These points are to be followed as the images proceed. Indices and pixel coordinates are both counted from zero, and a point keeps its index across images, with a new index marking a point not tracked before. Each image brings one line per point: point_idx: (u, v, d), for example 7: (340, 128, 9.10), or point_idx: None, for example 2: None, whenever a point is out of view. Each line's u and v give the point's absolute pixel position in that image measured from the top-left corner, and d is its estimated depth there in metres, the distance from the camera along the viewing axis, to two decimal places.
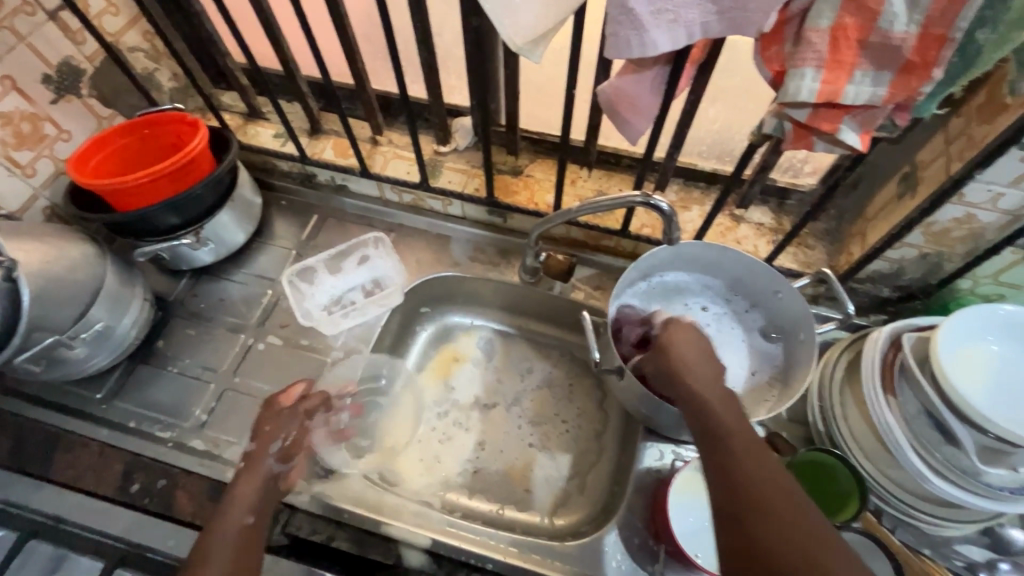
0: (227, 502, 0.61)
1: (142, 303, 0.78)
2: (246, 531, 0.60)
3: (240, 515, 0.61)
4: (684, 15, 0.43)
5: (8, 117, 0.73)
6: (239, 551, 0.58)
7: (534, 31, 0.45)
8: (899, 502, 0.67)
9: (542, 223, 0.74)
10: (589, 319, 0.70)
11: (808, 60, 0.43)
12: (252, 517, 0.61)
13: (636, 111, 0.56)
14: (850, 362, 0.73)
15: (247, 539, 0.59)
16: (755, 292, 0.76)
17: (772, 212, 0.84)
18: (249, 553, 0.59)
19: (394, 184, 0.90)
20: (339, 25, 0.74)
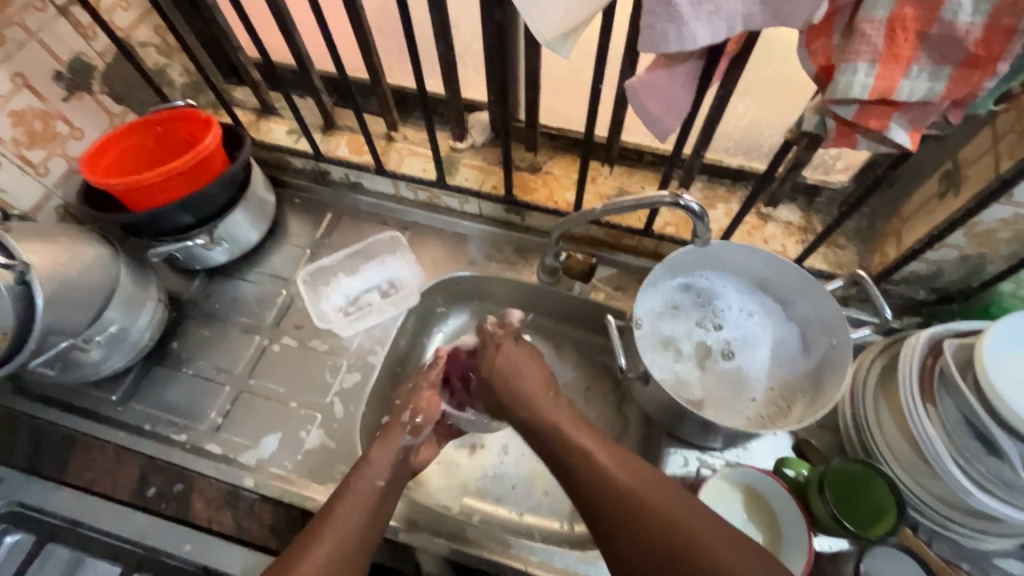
0: (364, 462, 0.65)
1: (156, 304, 0.77)
2: (380, 493, 0.62)
3: (372, 478, 0.63)
4: (726, 6, 0.41)
5: (20, 115, 0.72)
6: (372, 515, 0.60)
7: (565, 25, 0.43)
8: (936, 514, 0.64)
9: (563, 223, 0.71)
10: (612, 323, 0.68)
11: (861, 53, 0.40)
12: (380, 480, 0.64)
13: (666, 108, 0.54)
14: (884, 367, 0.70)
15: (380, 509, 0.61)
16: (785, 292, 0.74)
17: (801, 211, 0.81)
18: (377, 521, 0.61)
19: (409, 181, 0.88)
20: (354, 18, 0.72)
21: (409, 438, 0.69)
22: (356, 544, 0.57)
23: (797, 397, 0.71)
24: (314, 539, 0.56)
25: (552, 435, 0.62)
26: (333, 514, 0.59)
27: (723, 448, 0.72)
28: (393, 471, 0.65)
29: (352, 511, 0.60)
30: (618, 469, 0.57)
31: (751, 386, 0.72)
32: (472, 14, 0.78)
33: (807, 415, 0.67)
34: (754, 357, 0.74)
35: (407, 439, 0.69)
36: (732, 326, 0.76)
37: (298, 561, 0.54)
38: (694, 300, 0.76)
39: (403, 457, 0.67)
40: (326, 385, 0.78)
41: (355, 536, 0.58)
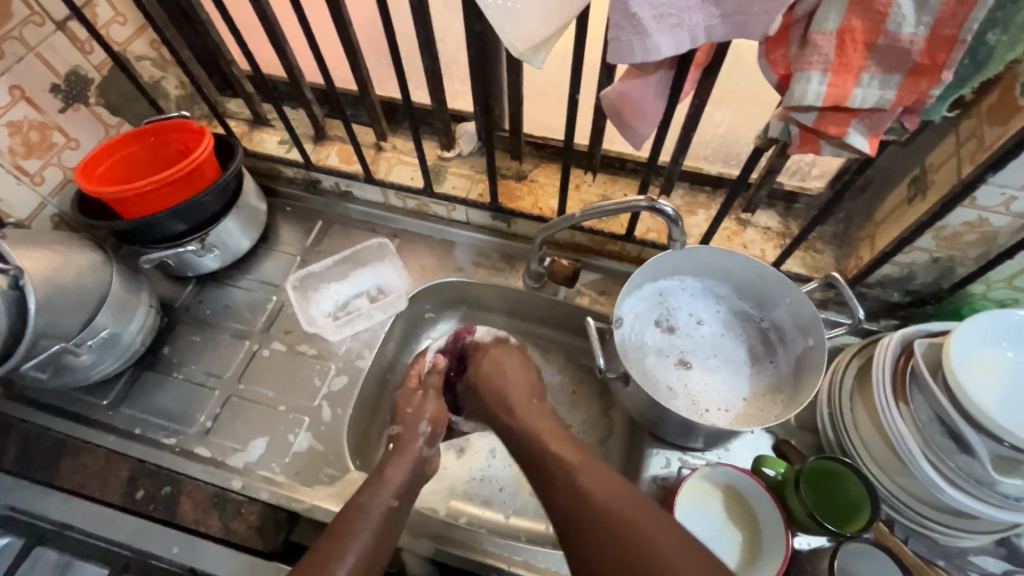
0: (378, 481, 0.66)
1: (147, 310, 0.79)
2: (389, 514, 0.63)
3: (384, 499, 0.64)
4: (687, 19, 0.43)
5: (17, 126, 0.74)
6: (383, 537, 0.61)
7: (536, 36, 0.45)
8: (911, 511, 0.66)
9: (546, 229, 0.73)
10: (593, 326, 0.69)
11: (814, 63, 0.42)
12: (395, 500, 0.64)
13: (639, 116, 0.56)
14: (860, 367, 0.72)
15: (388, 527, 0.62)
16: (761, 294, 0.76)
17: (779, 216, 0.83)
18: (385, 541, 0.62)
19: (398, 189, 0.90)
20: (342, 32, 0.75)
21: (425, 446, 0.72)
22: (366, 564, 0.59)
23: (772, 403, 0.73)
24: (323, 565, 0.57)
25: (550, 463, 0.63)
26: (346, 538, 0.60)
27: (705, 449, 0.73)
28: (404, 489, 0.66)
29: (360, 532, 0.60)
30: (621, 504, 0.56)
31: (710, 398, 0.73)
32: (457, 28, 0.81)
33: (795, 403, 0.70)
34: (706, 368, 0.75)
35: (424, 448, 0.72)
36: (684, 334, 0.77)
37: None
38: (654, 312, 0.78)
39: (420, 463, 0.70)
40: (314, 389, 0.80)
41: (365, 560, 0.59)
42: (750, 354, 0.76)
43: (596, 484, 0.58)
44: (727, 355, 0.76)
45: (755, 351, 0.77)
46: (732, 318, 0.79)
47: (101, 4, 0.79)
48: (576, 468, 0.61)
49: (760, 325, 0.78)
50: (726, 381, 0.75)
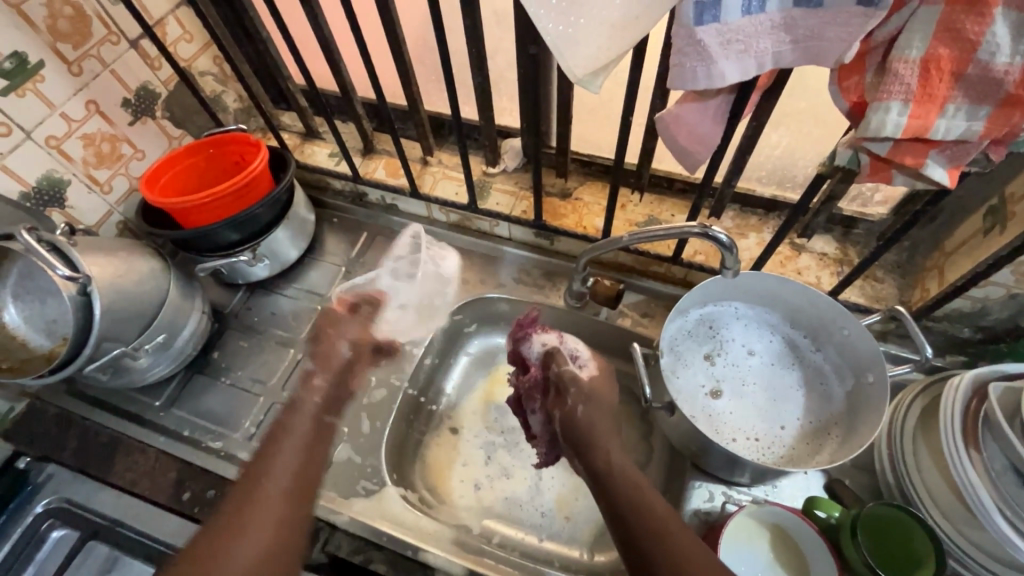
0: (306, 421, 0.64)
1: (200, 316, 0.82)
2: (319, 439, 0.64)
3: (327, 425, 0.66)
4: (755, 45, 0.42)
5: (91, 138, 0.78)
6: (305, 466, 0.60)
7: (596, 62, 0.43)
8: (981, 568, 0.60)
9: (591, 249, 0.72)
10: (638, 350, 0.67)
11: (894, 92, 0.39)
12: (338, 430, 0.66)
13: (695, 140, 0.54)
14: (924, 408, 0.68)
15: (310, 459, 0.61)
16: (816, 326, 0.73)
17: (836, 242, 0.79)
18: (307, 471, 0.59)
19: (443, 204, 0.91)
20: (396, 49, 0.76)
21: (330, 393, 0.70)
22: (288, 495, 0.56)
23: (815, 452, 0.69)
24: (241, 525, 0.52)
25: (628, 486, 0.58)
26: (263, 482, 0.56)
27: (751, 484, 0.70)
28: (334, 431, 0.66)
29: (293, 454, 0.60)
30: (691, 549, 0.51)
31: (739, 427, 0.71)
32: (508, 45, 0.81)
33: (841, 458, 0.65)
34: (738, 397, 0.73)
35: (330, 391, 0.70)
36: (730, 362, 0.75)
37: (228, 540, 0.51)
38: (698, 337, 0.76)
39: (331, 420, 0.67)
40: (355, 401, 0.80)
41: (288, 496, 0.56)
42: (807, 394, 0.73)
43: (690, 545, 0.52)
44: (770, 389, 0.73)
45: (806, 391, 0.73)
46: (786, 352, 0.75)
47: (171, 23, 0.83)
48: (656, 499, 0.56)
49: (812, 364, 0.74)
50: (759, 416, 0.71)
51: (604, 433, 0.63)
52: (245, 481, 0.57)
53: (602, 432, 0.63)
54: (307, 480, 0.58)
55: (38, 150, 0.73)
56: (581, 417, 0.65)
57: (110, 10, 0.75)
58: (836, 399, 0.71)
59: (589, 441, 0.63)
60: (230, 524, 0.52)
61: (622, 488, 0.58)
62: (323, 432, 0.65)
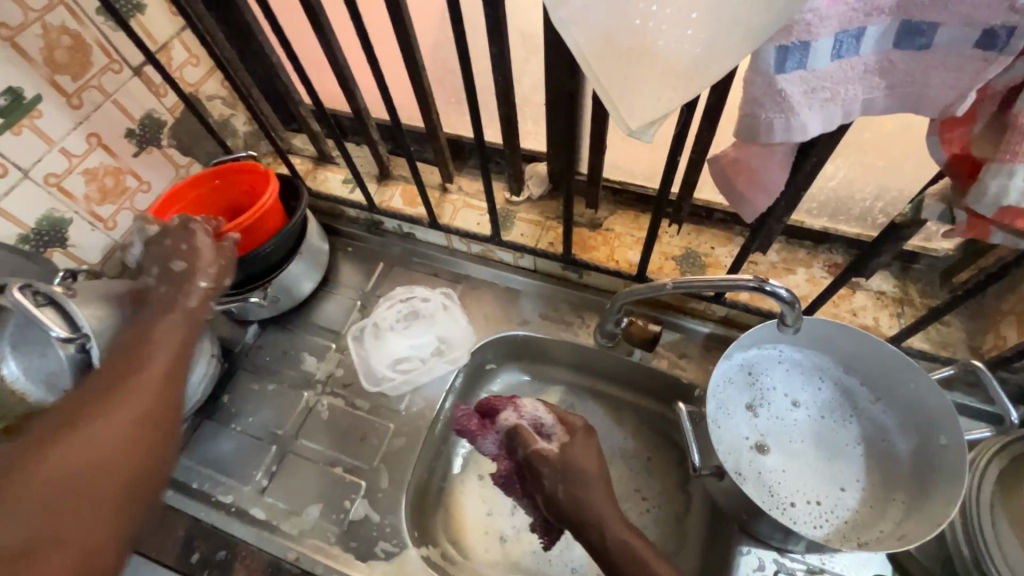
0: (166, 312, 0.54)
1: (210, 358, 0.77)
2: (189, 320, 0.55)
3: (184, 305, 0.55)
4: (843, 92, 0.36)
5: (93, 173, 0.74)
6: (163, 371, 0.48)
7: (656, 110, 0.37)
8: None
9: (630, 293, 0.67)
10: (684, 410, 0.61)
11: (1020, 154, 0.33)
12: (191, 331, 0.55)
13: (755, 186, 0.48)
14: (1002, 472, 0.61)
15: (178, 362, 0.50)
16: (875, 374, 0.67)
17: (895, 278, 0.73)
18: (174, 381, 0.49)
19: (463, 235, 0.85)
20: (415, 75, 0.71)
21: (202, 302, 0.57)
22: (150, 406, 0.45)
23: (879, 517, 0.63)
24: (98, 410, 0.43)
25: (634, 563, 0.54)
26: (120, 389, 0.45)
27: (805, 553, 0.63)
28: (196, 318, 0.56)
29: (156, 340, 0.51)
30: None
31: (796, 489, 0.64)
32: (534, 67, 0.75)
33: (911, 532, 0.58)
34: (786, 454, 0.66)
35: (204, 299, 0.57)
36: (777, 414, 0.69)
37: (62, 437, 0.40)
38: (741, 386, 0.70)
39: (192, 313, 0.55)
40: (373, 450, 0.75)
41: (149, 407, 0.45)
42: (865, 445, 0.67)
43: None
44: (827, 444, 0.67)
45: (867, 444, 0.67)
46: (837, 400, 0.69)
47: (177, 47, 0.79)
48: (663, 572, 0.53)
49: (871, 414, 0.68)
50: (820, 477, 0.65)
51: (597, 513, 0.57)
52: (89, 386, 0.45)
53: (595, 510, 0.57)
54: (175, 389, 0.48)
55: (38, 189, 0.69)
56: (563, 498, 0.58)
57: (110, 37, 0.70)
58: (899, 457, 0.65)
59: (587, 522, 0.57)
60: (63, 429, 0.41)
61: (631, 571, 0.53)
62: (194, 330, 0.55)
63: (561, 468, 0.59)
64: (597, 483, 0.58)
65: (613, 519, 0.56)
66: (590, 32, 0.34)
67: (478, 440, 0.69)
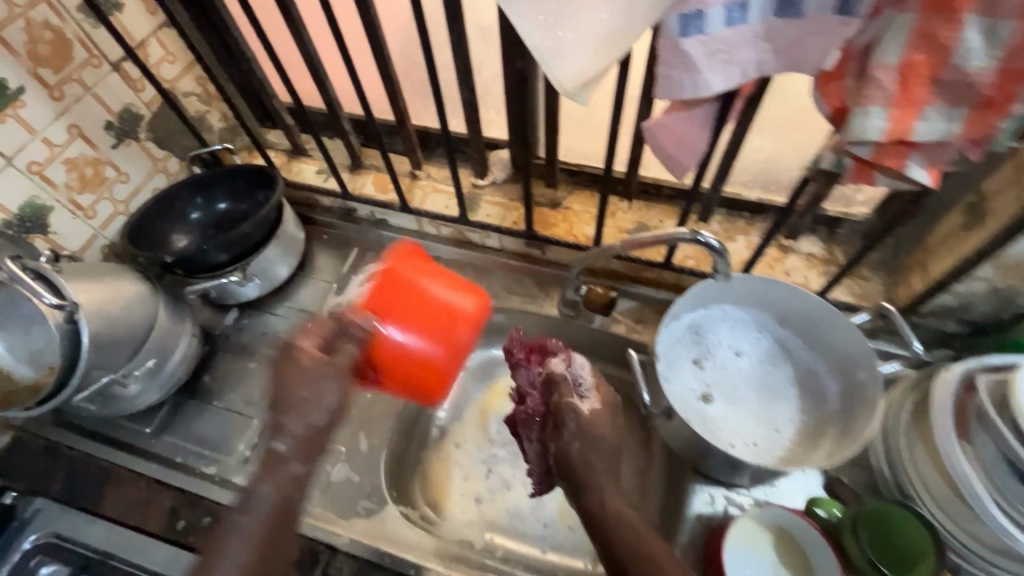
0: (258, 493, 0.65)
1: (190, 339, 0.80)
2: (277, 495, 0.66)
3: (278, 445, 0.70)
4: (738, 55, 0.43)
5: (73, 162, 0.77)
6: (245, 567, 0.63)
7: (584, 74, 0.44)
8: (981, 560, 0.62)
9: (585, 258, 0.73)
10: (634, 356, 0.69)
11: (873, 98, 0.40)
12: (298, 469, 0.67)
13: (684, 148, 0.55)
14: (916, 404, 0.68)
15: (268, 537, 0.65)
16: (803, 326, 0.75)
17: (822, 242, 0.81)
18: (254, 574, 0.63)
19: (432, 217, 0.91)
20: (383, 66, 0.76)
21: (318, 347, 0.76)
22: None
23: (811, 449, 0.70)
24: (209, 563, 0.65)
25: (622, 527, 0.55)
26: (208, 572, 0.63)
27: (750, 486, 0.70)
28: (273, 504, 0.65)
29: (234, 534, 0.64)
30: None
31: (735, 432, 0.71)
32: (494, 58, 0.82)
33: (837, 453, 0.65)
34: (729, 402, 0.73)
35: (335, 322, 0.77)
36: (719, 366, 0.76)
37: None
38: (686, 342, 0.76)
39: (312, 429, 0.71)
40: (351, 420, 0.79)
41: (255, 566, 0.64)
42: (796, 390, 0.74)
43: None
44: (763, 390, 0.74)
45: (799, 386, 0.74)
46: (772, 352, 0.77)
47: (154, 45, 0.82)
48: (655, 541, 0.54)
49: (800, 364, 0.76)
50: (756, 420, 0.72)
51: (597, 471, 0.58)
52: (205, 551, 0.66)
53: (598, 477, 0.58)
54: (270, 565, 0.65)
55: (20, 177, 0.72)
56: (573, 456, 0.58)
57: (90, 34, 0.74)
58: (829, 395, 0.73)
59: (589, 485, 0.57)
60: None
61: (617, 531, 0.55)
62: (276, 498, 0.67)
63: (582, 426, 0.59)
64: (612, 452, 0.59)
65: (610, 485, 0.58)
66: (523, 7, 0.41)
67: (519, 368, 0.65)
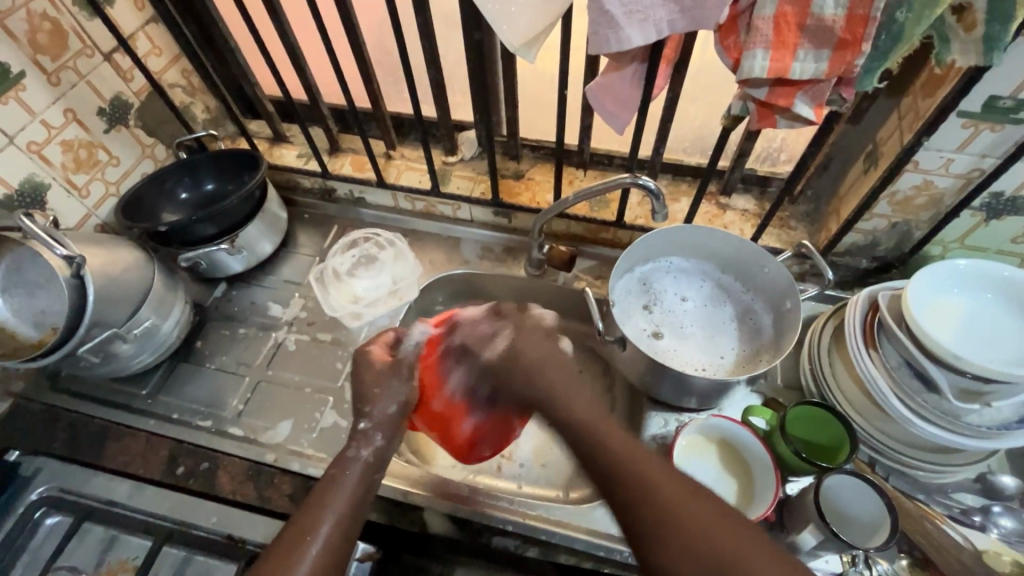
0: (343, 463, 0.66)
1: (183, 306, 0.86)
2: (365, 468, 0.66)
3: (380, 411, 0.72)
4: (652, 14, 0.52)
5: (69, 144, 0.83)
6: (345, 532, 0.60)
7: (527, 34, 0.53)
8: (892, 451, 0.72)
9: (542, 217, 0.82)
10: (592, 296, 0.78)
11: (757, 43, 0.51)
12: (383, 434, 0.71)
13: (619, 103, 0.65)
14: (835, 328, 0.79)
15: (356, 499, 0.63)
16: (742, 270, 0.84)
17: (755, 199, 0.91)
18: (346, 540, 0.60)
19: (407, 192, 0.99)
20: (358, 52, 0.84)
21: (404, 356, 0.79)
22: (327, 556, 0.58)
23: (745, 372, 0.79)
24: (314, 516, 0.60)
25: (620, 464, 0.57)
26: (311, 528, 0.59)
27: (698, 408, 0.79)
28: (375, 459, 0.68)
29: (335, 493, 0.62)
30: (668, 484, 0.54)
31: (683, 361, 0.81)
32: (457, 44, 0.91)
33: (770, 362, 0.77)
34: (677, 337, 0.83)
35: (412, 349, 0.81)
36: (667, 310, 0.85)
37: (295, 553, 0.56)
38: (638, 290, 0.86)
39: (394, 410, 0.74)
40: (337, 373, 0.86)
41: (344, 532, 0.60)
42: (736, 325, 0.84)
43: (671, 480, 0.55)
44: (707, 327, 0.84)
45: (737, 322, 0.84)
46: (716, 294, 0.86)
47: (141, 38, 0.89)
48: (657, 475, 0.56)
49: (740, 304, 0.85)
50: (700, 351, 0.82)
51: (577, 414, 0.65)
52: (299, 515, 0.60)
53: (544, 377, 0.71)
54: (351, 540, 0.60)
55: (20, 155, 0.78)
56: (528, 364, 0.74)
57: (85, 25, 0.81)
58: (765, 326, 0.82)
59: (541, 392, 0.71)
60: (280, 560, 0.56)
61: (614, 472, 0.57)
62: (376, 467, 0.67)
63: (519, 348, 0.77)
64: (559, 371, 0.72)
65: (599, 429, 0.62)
66: None
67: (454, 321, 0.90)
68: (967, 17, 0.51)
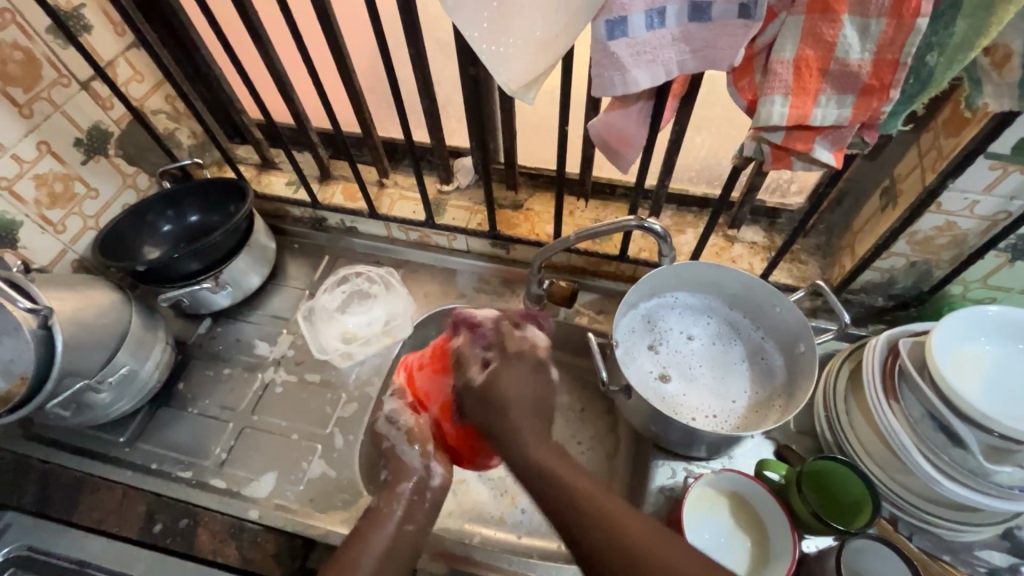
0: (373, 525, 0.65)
1: (163, 347, 0.81)
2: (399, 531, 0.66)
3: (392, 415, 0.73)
4: (662, 54, 0.48)
5: (43, 178, 0.79)
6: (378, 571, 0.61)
7: (526, 76, 0.49)
8: (914, 508, 0.68)
9: (542, 252, 0.77)
10: (594, 340, 0.73)
11: (776, 88, 0.47)
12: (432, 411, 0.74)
13: (624, 142, 0.61)
14: (852, 371, 0.75)
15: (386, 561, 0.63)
16: (752, 308, 0.80)
17: (764, 231, 0.87)
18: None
19: (401, 223, 0.95)
20: (348, 81, 0.80)
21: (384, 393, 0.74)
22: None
23: (763, 418, 0.75)
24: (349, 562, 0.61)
25: (602, 520, 0.54)
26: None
27: (708, 457, 0.75)
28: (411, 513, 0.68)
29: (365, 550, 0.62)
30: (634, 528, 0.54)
31: (695, 407, 0.76)
32: (452, 72, 0.87)
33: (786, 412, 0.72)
34: (686, 380, 0.78)
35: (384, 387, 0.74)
36: (673, 349, 0.81)
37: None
38: (642, 330, 0.81)
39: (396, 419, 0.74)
40: (326, 418, 0.82)
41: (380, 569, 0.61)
42: (749, 365, 0.80)
43: (630, 524, 0.54)
44: (716, 368, 0.80)
45: (749, 362, 0.80)
46: (724, 332, 0.82)
47: (121, 64, 0.85)
48: (626, 523, 0.54)
49: (754, 341, 0.81)
50: (711, 395, 0.77)
51: (553, 471, 0.60)
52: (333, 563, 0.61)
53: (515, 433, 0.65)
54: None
55: None
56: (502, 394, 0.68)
57: (60, 54, 0.77)
58: (780, 366, 0.78)
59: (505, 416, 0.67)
60: None
61: (591, 530, 0.54)
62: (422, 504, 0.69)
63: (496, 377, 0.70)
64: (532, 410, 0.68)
65: (554, 462, 0.61)
66: (470, 15, 0.46)
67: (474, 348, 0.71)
68: (998, 59, 0.47)
